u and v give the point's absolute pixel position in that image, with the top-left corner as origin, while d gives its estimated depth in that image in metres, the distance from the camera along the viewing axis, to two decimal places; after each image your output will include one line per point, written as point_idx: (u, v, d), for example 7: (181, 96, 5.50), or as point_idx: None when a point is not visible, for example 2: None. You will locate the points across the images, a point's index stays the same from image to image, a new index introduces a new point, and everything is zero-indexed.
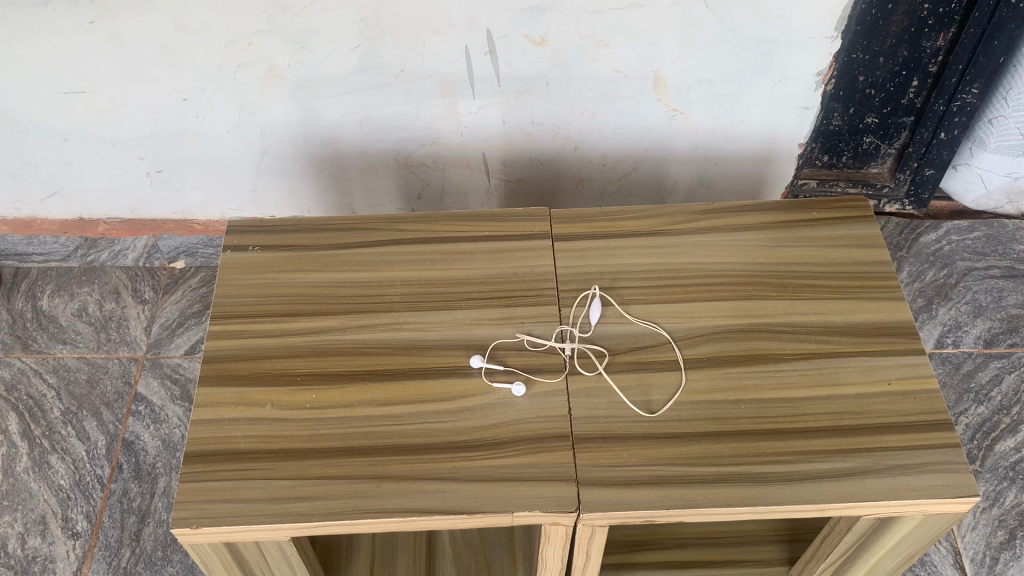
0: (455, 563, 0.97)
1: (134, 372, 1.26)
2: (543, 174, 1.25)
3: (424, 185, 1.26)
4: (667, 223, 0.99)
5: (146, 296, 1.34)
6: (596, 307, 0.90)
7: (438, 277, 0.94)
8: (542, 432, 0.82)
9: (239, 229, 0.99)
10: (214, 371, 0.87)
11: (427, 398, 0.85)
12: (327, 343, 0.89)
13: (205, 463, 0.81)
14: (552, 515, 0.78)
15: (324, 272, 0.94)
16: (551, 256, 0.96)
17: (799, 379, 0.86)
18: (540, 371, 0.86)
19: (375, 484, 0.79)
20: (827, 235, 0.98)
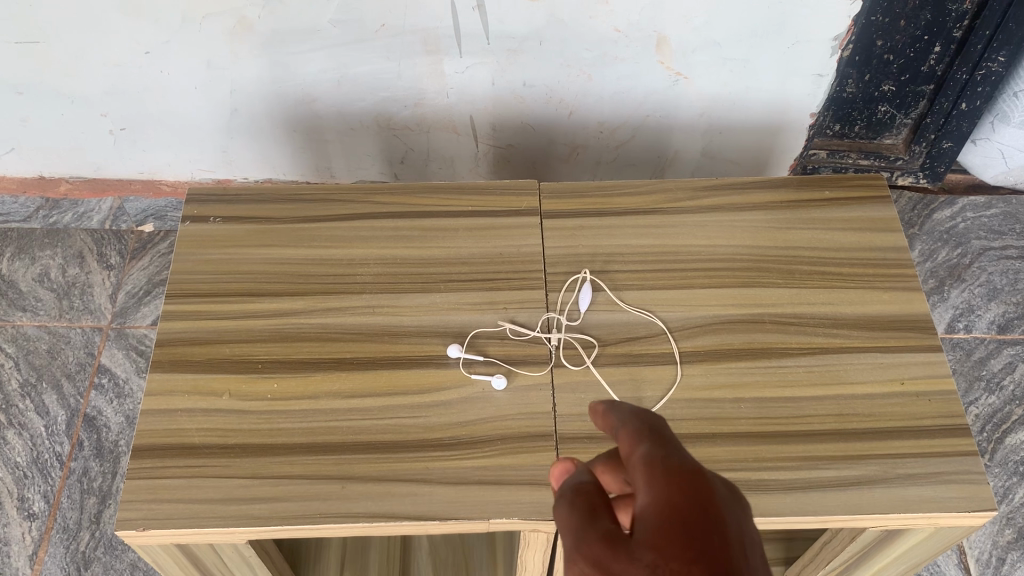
0: (431, 557, 0.94)
1: (98, 343, 1.19)
2: (535, 140, 1.16)
3: (408, 149, 1.18)
4: (666, 200, 0.91)
5: (112, 262, 1.27)
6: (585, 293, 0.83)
7: (415, 256, 0.87)
8: (523, 430, 0.76)
9: (200, 197, 0.91)
10: (168, 356, 0.80)
11: (399, 391, 0.78)
12: (292, 327, 0.82)
13: (155, 458, 0.74)
14: (531, 522, 0.72)
15: (291, 248, 0.87)
16: (538, 235, 0.88)
17: (804, 376, 0.79)
18: (523, 363, 0.79)
19: (339, 485, 0.73)
20: (838, 217, 0.90)
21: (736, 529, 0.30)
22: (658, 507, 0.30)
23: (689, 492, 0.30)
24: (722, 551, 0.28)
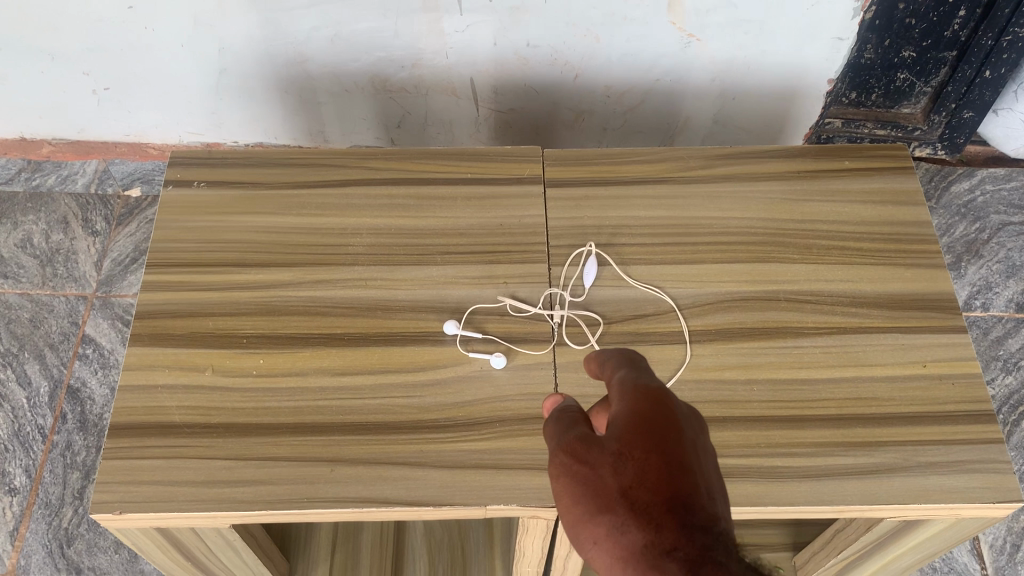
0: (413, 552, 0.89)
1: (82, 313, 1.15)
2: (539, 105, 1.11)
3: (406, 113, 1.13)
4: (676, 169, 0.86)
5: (97, 228, 1.22)
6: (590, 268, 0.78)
7: (411, 226, 0.82)
8: (523, 412, 0.71)
9: (184, 161, 0.86)
10: (148, 329, 0.75)
11: (392, 369, 0.74)
12: (279, 300, 0.77)
13: (133, 438, 0.70)
14: (531, 509, 0.68)
15: (280, 215, 0.82)
16: (541, 205, 0.84)
17: (820, 358, 0.75)
18: (524, 341, 0.75)
19: (328, 469, 0.69)
20: (858, 189, 0.85)
21: (691, 435, 0.37)
22: (629, 413, 0.38)
23: (654, 402, 0.39)
24: (678, 442, 0.36)
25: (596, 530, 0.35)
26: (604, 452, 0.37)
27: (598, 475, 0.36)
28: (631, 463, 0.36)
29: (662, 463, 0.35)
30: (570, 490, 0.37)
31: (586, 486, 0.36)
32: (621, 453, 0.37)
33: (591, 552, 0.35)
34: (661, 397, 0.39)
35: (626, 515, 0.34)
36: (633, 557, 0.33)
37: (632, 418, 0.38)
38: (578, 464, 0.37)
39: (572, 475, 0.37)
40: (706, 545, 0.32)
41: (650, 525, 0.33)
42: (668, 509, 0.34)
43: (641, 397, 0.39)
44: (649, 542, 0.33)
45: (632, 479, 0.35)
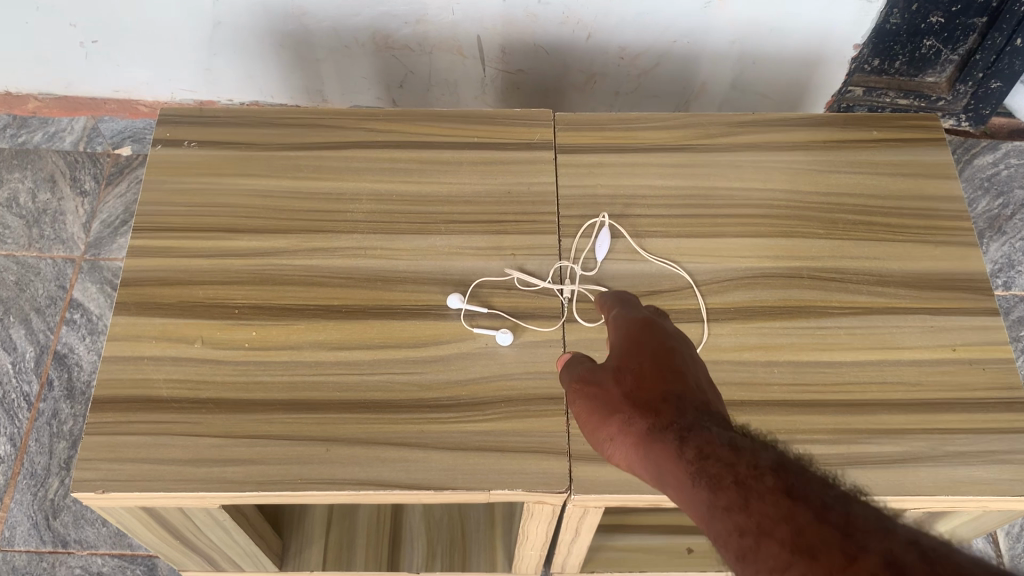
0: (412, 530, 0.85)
1: (70, 276, 1.10)
2: (548, 66, 1.06)
3: (409, 72, 1.08)
4: (695, 136, 0.82)
5: (86, 187, 1.17)
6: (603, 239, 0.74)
7: (413, 191, 0.77)
8: (530, 392, 0.68)
9: (174, 118, 0.81)
10: (134, 297, 0.71)
11: (392, 344, 0.70)
12: (273, 268, 0.73)
13: (117, 412, 0.66)
14: (537, 495, 0.64)
15: (275, 178, 0.78)
16: (552, 172, 0.79)
17: (845, 339, 0.71)
18: (532, 316, 0.71)
19: (323, 449, 0.65)
20: (886, 160, 0.81)
21: (681, 352, 0.51)
22: (627, 335, 0.55)
23: (652, 338, 0.53)
24: (668, 355, 0.51)
25: (612, 427, 0.49)
26: (613, 374, 0.52)
27: (609, 392, 0.51)
28: (627, 374, 0.51)
29: (656, 373, 0.50)
30: (587, 405, 0.52)
31: (600, 400, 0.51)
32: (622, 365, 0.52)
33: (613, 448, 0.49)
34: (651, 329, 0.54)
35: (632, 414, 0.48)
36: (641, 436, 0.47)
37: (632, 345, 0.53)
38: (592, 385, 0.52)
39: (588, 392, 0.52)
40: (689, 412, 0.46)
41: (649, 415, 0.47)
42: (662, 402, 0.48)
43: (637, 330, 0.54)
44: (652, 428, 0.46)
45: (631, 387, 0.50)
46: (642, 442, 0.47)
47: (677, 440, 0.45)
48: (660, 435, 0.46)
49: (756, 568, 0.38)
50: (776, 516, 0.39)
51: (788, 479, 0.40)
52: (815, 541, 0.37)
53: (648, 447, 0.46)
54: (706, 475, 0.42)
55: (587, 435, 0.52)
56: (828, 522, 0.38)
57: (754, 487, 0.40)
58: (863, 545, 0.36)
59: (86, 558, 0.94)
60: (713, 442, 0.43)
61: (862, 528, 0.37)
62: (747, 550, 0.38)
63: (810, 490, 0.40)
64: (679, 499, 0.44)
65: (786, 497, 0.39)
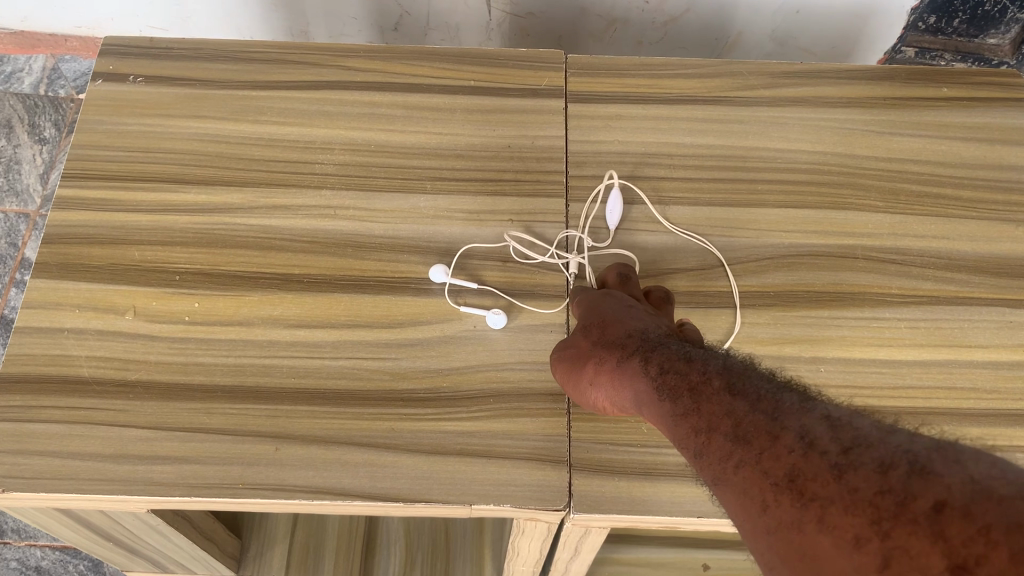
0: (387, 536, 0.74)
1: (23, 233, 1.00)
2: (563, 10, 0.93)
3: (405, 13, 0.95)
4: (731, 87, 0.69)
5: (46, 135, 1.06)
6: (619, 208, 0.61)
7: (396, 143, 0.65)
8: (525, 386, 0.56)
9: (120, 49, 0.69)
10: (58, 257, 0.60)
11: (362, 323, 0.58)
12: (225, 228, 0.61)
13: (27, 395, 0.54)
14: (528, 512, 0.53)
15: (234, 122, 0.66)
16: (561, 124, 0.67)
17: (907, 335, 0.58)
18: (530, 295, 0.59)
19: (272, 447, 0.53)
20: (957, 123, 0.68)
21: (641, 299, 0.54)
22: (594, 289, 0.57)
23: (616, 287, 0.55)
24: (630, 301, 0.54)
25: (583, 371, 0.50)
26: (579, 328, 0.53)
27: (577, 344, 0.52)
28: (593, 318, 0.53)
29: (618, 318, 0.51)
30: (560, 358, 0.53)
31: (569, 352, 0.52)
32: (587, 317, 0.53)
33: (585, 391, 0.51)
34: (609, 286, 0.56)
35: (600, 353, 0.50)
36: (609, 368, 0.49)
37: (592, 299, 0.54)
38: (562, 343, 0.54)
39: (558, 349, 0.54)
40: (652, 342, 0.48)
41: (615, 350, 0.49)
42: (627, 339, 0.49)
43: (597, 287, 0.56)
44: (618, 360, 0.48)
45: (596, 332, 0.51)
46: (610, 374, 0.48)
47: (641, 365, 0.46)
48: (629, 363, 0.47)
49: (706, 463, 0.39)
50: (721, 413, 0.40)
51: (731, 378, 0.42)
52: (749, 429, 0.38)
53: (619, 377, 0.48)
54: (667, 390, 0.44)
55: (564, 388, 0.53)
56: (761, 410, 0.39)
57: (703, 392, 0.41)
58: (786, 425, 0.37)
59: (24, 549, 0.84)
60: (674, 361, 0.45)
61: (788, 409, 0.38)
62: (701, 449, 0.40)
63: (749, 384, 0.41)
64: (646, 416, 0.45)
65: (730, 395, 0.40)
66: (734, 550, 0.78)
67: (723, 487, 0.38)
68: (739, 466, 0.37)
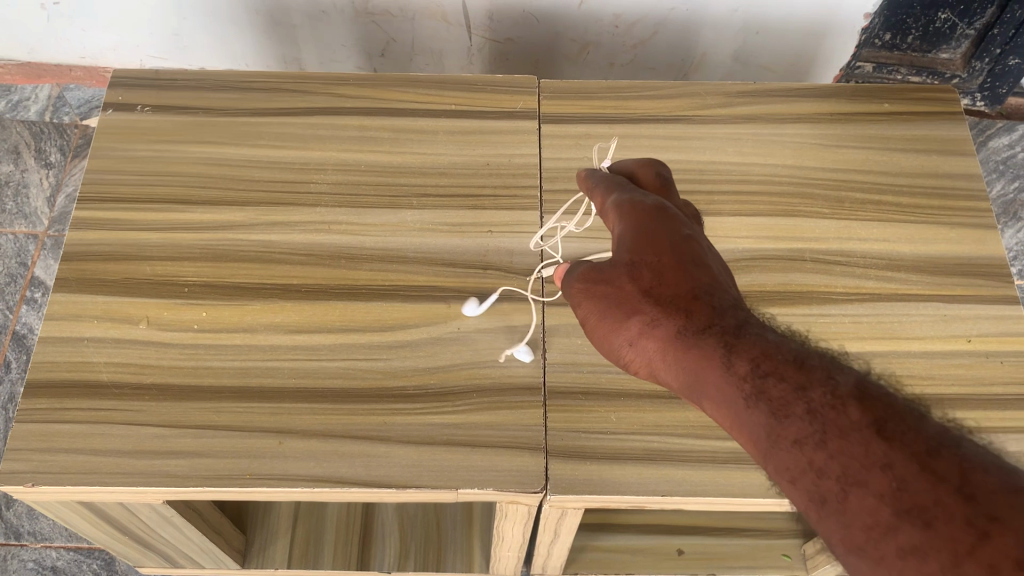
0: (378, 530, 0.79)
1: (32, 253, 1.05)
2: (539, 35, 1.00)
3: (390, 40, 1.01)
4: (690, 106, 0.76)
5: (51, 160, 1.11)
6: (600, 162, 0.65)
7: (385, 163, 0.71)
8: (505, 381, 0.62)
9: (127, 81, 0.75)
10: (76, 274, 0.65)
11: (355, 327, 0.64)
12: (229, 244, 0.67)
13: (52, 398, 0.60)
14: (510, 494, 0.58)
15: (234, 146, 0.72)
16: (536, 143, 0.73)
17: (851, 328, 0.64)
18: (509, 300, 0.65)
19: (276, 441, 0.59)
20: (898, 135, 0.75)
21: (697, 244, 0.50)
22: (636, 221, 0.51)
23: (665, 223, 0.51)
24: (685, 248, 0.49)
25: (638, 338, 0.46)
26: (630, 271, 0.48)
27: (629, 295, 0.47)
28: (645, 269, 0.48)
29: (682, 272, 0.47)
30: (598, 300, 0.48)
31: (616, 301, 0.48)
32: (645, 263, 0.48)
33: (628, 350, 0.47)
34: (664, 215, 0.51)
35: (665, 320, 0.45)
36: (679, 348, 0.44)
37: (648, 234, 0.50)
38: (600, 277, 0.49)
39: (597, 287, 0.49)
40: (741, 330, 0.43)
41: (685, 321, 0.45)
42: (698, 309, 0.45)
43: (649, 213, 0.51)
44: (687, 336, 0.44)
45: (660, 290, 0.47)
46: (675, 350, 0.44)
47: (727, 354, 0.42)
48: (714, 354, 0.42)
49: (849, 526, 0.34)
50: (867, 462, 0.35)
51: (878, 415, 0.36)
52: (928, 504, 0.32)
53: (691, 362, 0.43)
54: (767, 399, 0.39)
55: (591, 335, 0.50)
56: (938, 477, 0.33)
57: (840, 429, 0.36)
58: (995, 517, 0.31)
59: (40, 551, 0.89)
60: (781, 366, 0.40)
61: (987, 490, 0.32)
62: (843, 506, 0.35)
63: (907, 429, 0.35)
64: (720, 414, 0.42)
65: (883, 442, 0.35)
66: (704, 534, 0.84)
67: (865, 556, 0.33)
68: (906, 548, 0.32)
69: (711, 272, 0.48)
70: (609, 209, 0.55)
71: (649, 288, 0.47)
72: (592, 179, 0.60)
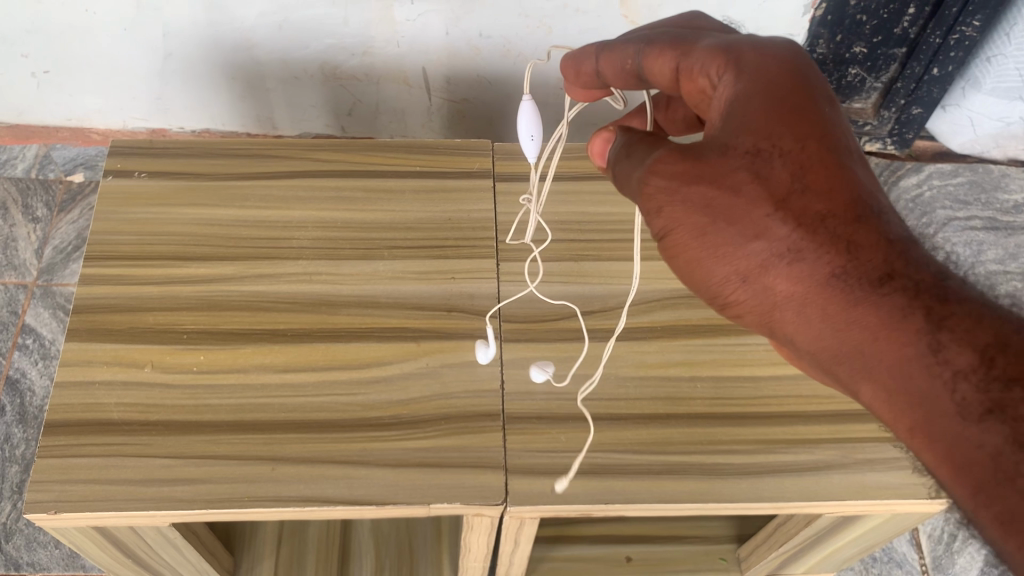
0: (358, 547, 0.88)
1: (22, 302, 1.12)
2: (492, 96, 1.10)
3: (356, 100, 1.11)
4: None
5: (38, 214, 1.18)
6: (534, 147, 0.74)
7: (360, 219, 0.81)
8: (470, 409, 0.71)
9: (124, 149, 0.84)
10: (85, 324, 0.73)
11: (337, 366, 0.73)
12: (222, 294, 0.76)
13: (69, 435, 0.68)
14: (475, 507, 0.67)
15: (224, 208, 0.81)
16: (491, 200, 0.83)
17: (764, 355, 0.77)
18: (471, 337, 0.75)
19: (270, 467, 0.67)
20: None
21: (845, 150, 0.51)
22: (763, 97, 0.52)
23: (795, 107, 0.52)
24: (827, 154, 0.51)
25: (776, 268, 0.49)
26: (765, 182, 0.50)
27: (761, 213, 0.49)
28: (785, 176, 0.50)
29: (846, 204, 0.49)
30: (707, 212, 0.50)
31: (751, 222, 0.49)
32: (790, 175, 0.50)
33: (746, 285, 0.50)
34: (803, 97, 0.53)
35: (821, 260, 0.48)
36: (862, 312, 0.47)
37: (788, 124, 0.51)
38: (723, 183, 0.50)
39: (719, 196, 0.50)
40: (954, 314, 0.45)
41: (874, 282, 0.47)
42: (891, 273, 0.47)
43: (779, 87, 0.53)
44: (865, 295, 0.47)
45: (817, 221, 0.49)
46: (852, 305, 0.47)
47: (939, 346, 0.45)
48: (925, 344, 0.45)
49: None
50: None
51: None
52: None
53: (891, 336, 0.46)
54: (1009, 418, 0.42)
55: (683, 250, 0.51)
56: None
57: None
58: None
59: None
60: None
61: None
62: None
63: None
64: (895, 398, 0.45)
65: None
66: (649, 543, 0.93)
67: None
68: None
69: (874, 206, 0.50)
70: (701, 60, 0.56)
71: (801, 211, 0.49)
72: (641, 40, 0.61)
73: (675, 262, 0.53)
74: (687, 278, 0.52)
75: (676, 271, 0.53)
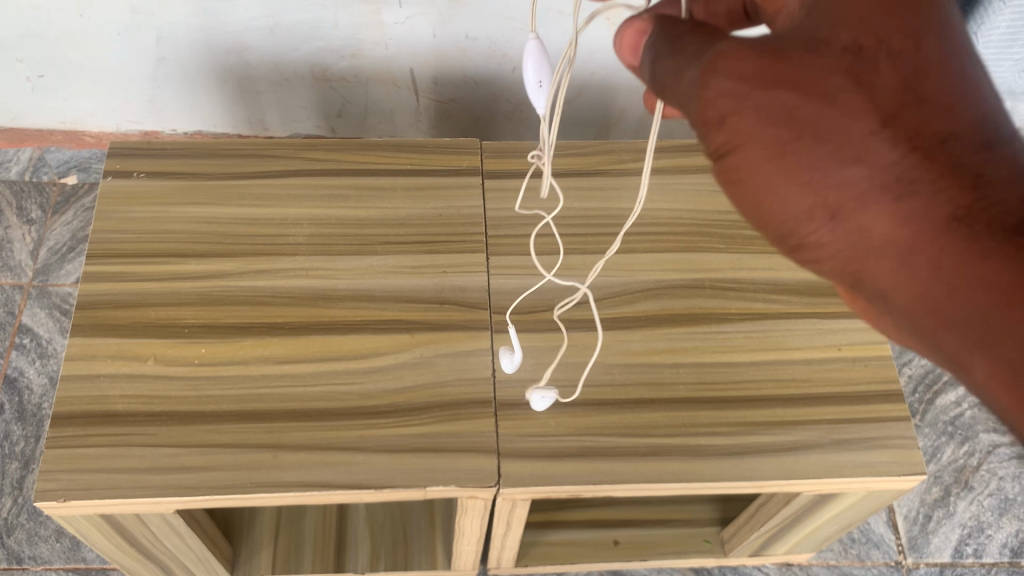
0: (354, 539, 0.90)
1: (19, 302, 1.13)
2: (478, 97, 1.13)
3: (346, 101, 1.14)
4: (608, 162, 0.90)
5: (32, 216, 1.20)
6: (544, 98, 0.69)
7: (353, 216, 0.84)
8: (463, 397, 0.74)
9: (122, 150, 0.86)
10: (89, 320, 0.76)
11: (334, 357, 0.76)
12: (221, 290, 0.78)
13: (76, 427, 0.70)
14: (469, 489, 0.70)
15: (221, 206, 0.83)
16: (480, 196, 0.86)
17: (743, 341, 0.79)
18: (463, 328, 0.78)
19: (271, 454, 0.70)
20: None
21: (970, 85, 0.44)
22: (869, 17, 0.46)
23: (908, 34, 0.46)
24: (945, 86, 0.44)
25: (861, 199, 0.42)
26: (866, 103, 0.43)
27: (861, 132, 0.42)
28: (893, 100, 0.43)
29: (969, 139, 0.42)
30: (792, 126, 0.44)
31: (844, 143, 0.42)
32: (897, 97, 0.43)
33: (835, 223, 0.43)
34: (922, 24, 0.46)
35: (928, 195, 0.40)
36: (974, 256, 0.39)
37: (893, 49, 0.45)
38: (812, 92, 0.44)
39: (807, 106, 0.44)
40: None
41: (991, 224, 0.39)
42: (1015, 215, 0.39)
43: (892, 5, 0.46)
44: (978, 236, 0.39)
45: (927, 153, 0.41)
46: (960, 246, 0.39)
47: None
48: None
49: None
50: None
51: None
52: None
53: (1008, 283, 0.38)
54: None
55: (745, 170, 0.45)
56: None
57: None
58: None
59: (41, 573, 0.97)
60: None
61: None
62: None
63: None
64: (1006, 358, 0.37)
65: None
66: (636, 526, 0.97)
67: None
68: None
69: (1002, 147, 0.42)
70: None
71: (907, 133, 0.42)
72: None
73: (734, 189, 0.47)
74: (751, 210, 0.46)
75: (738, 203, 0.47)
